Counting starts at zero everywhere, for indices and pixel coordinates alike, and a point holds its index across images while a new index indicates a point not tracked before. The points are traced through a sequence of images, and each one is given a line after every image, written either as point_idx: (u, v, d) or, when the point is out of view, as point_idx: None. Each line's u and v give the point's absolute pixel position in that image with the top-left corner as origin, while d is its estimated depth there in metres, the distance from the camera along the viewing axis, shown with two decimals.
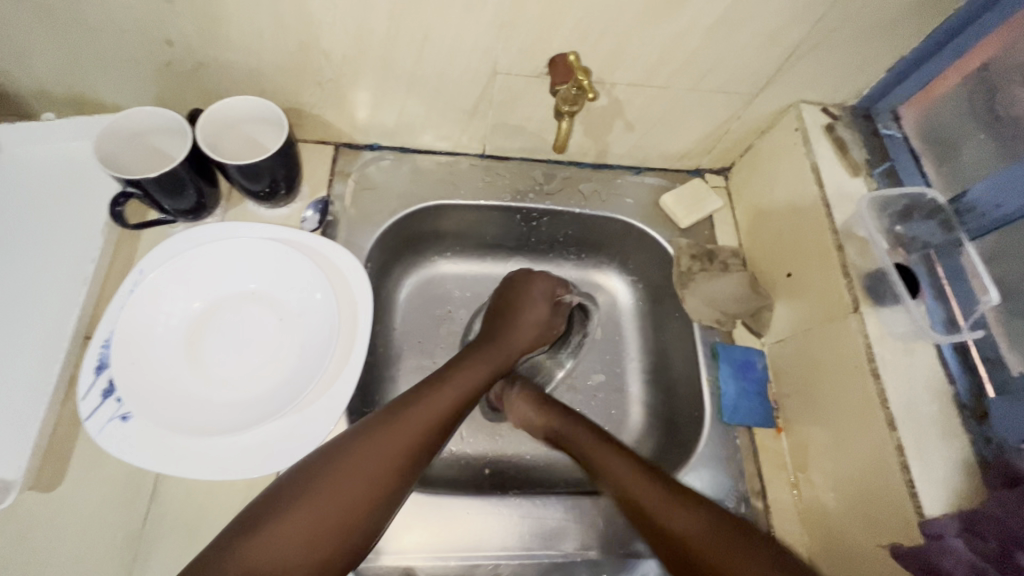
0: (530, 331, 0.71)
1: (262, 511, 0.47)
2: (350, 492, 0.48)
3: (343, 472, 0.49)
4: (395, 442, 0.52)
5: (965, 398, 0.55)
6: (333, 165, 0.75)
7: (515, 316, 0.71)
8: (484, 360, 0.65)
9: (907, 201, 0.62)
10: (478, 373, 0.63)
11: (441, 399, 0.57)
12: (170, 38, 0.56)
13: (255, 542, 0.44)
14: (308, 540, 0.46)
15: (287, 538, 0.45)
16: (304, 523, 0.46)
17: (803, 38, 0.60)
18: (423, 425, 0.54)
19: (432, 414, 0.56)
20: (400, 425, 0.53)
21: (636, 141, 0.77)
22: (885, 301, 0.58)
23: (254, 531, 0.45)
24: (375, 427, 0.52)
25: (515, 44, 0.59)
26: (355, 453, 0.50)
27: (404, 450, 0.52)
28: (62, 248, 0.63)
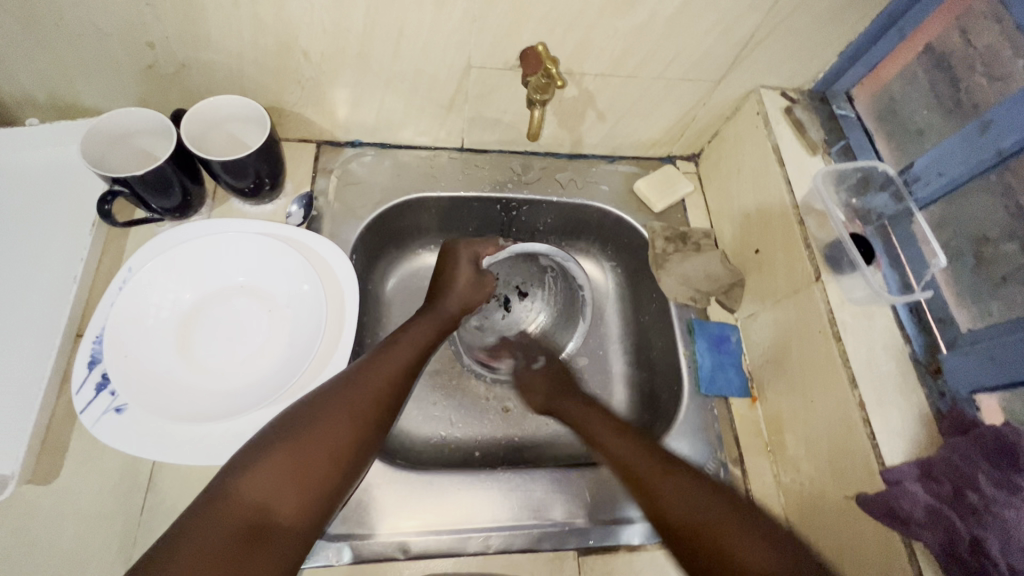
0: (475, 292, 0.73)
1: (253, 453, 0.48)
2: (334, 427, 0.51)
3: (327, 412, 0.52)
4: (371, 383, 0.56)
5: (920, 354, 0.59)
6: (315, 162, 0.77)
7: (448, 284, 0.72)
8: (428, 323, 0.67)
9: (861, 174, 0.66)
10: (424, 332, 0.66)
11: (403, 350, 0.62)
12: (152, 41, 0.58)
13: (250, 477, 0.46)
14: (300, 472, 0.48)
15: (278, 471, 0.47)
16: (294, 457, 0.48)
17: (757, 26, 0.63)
18: (392, 369, 0.59)
19: (396, 362, 0.60)
20: (373, 370, 0.58)
21: (608, 130, 0.80)
22: (843, 269, 0.62)
23: (248, 469, 0.47)
24: (351, 375, 0.56)
25: (486, 38, 0.62)
26: (337, 393, 0.54)
27: (379, 392, 0.56)
28: (51, 249, 0.64)
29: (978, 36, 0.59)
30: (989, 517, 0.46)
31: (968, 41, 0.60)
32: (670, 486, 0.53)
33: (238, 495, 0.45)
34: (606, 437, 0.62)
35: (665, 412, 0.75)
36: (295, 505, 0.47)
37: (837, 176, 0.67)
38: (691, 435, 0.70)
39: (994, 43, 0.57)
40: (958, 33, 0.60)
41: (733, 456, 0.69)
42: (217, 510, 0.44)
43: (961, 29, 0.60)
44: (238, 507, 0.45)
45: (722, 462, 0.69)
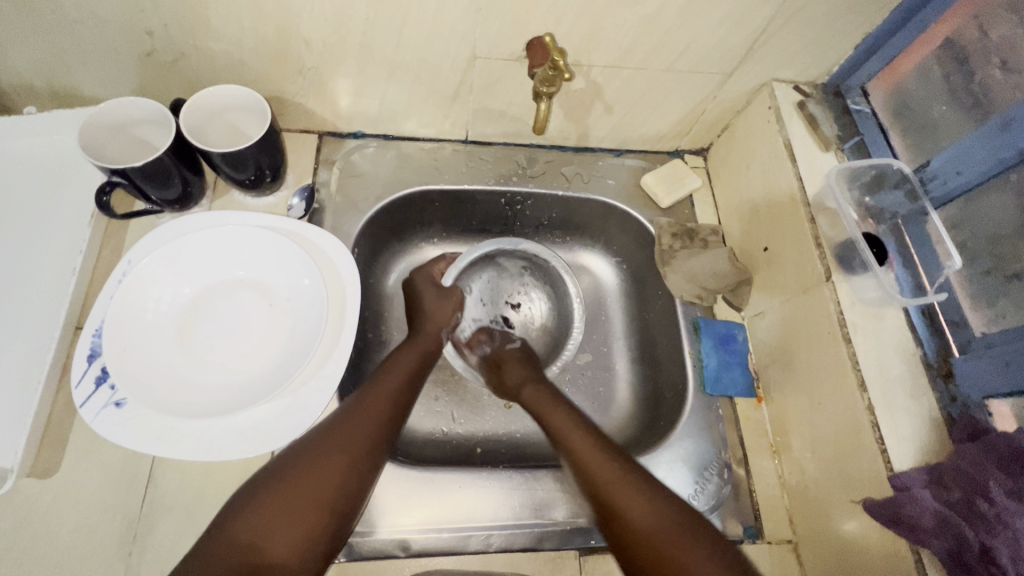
0: (444, 308, 0.71)
1: (245, 499, 0.50)
2: (321, 469, 0.52)
3: (317, 451, 0.53)
4: (363, 419, 0.57)
5: (931, 358, 0.57)
6: (318, 153, 0.76)
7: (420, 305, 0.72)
8: (411, 348, 0.67)
9: (875, 172, 0.64)
10: (408, 361, 0.65)
11: (393, 382, 0.62)
12: (151, 28, 0.57)
13: (244, 519, 0.49)
14: (287, 515, 0.49)
15: (267, 517, 0.49)
16: (279, 501, 0.50)
17: (771, 18, 0.61)
18: (382, 406, 0.59)
19: (384, 396, 0.60)
20: (365, 407, 0.58)
21: (616, 124, 0.79)
22: (855, 269, 0.61)
23: (243, 510, 0.49)
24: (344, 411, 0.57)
25: (492, 28, 0.60)
26: (328, 430, 0.55)
27: (367, 429, 0.56)
28: (50, 240, 0.64)
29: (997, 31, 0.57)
30: (1000, 526, 0.45)
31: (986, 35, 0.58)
32: (619, 488, 0.54)
33: (231, 537, 0.48)
34: (575, 439, 0.60)
35: (669, 411, 0.75)
36: (289, 550, 0.48)
37: (850, 174, 0.65)
38: (695, 435, 0.70)
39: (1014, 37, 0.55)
40: (976, 26, 0.59)
41: (737, 456, 0.69)
42: (209, 553, 0.47)
43: (979, 22, 0.58)
44: (230, 549, 0.47)
45: (726, 463, 0.68)
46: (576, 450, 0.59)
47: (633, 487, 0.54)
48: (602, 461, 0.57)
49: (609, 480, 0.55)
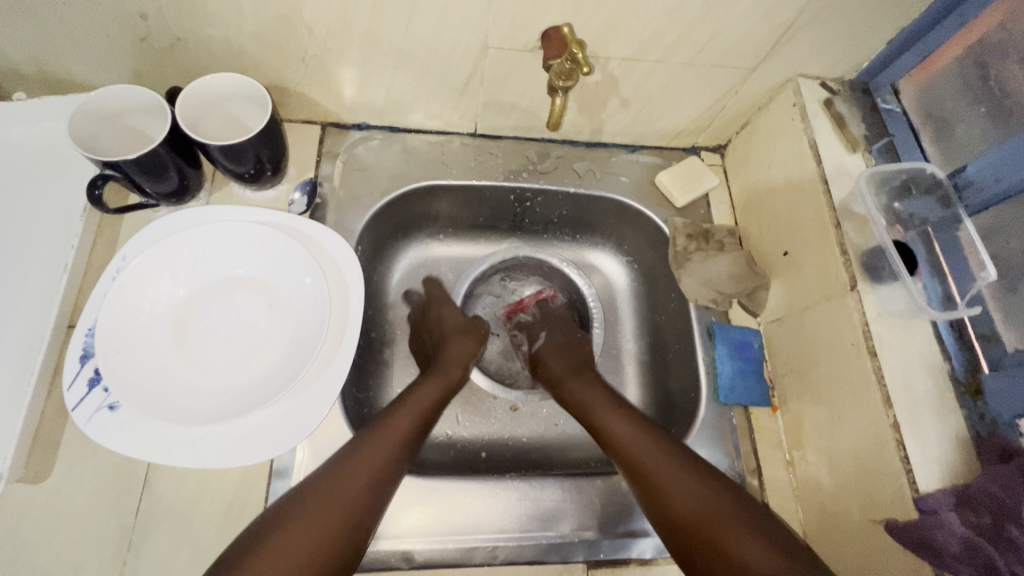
0: (464, 341, 0.74)
1: (261, 534, 0.49)
2: (338, 505, 0.51)
3: (339, 477, 0.53)
4: (385, 441, 0.57)
5: (960, 373, 0.55)
6: (320, 145, 0.73)
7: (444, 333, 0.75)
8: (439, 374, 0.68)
9: (907, 176, 0.61)
10: (431, 393, 0.65)
11: (404, 416, 0.60)
12: (144, 12, 0.54)
13: (263, 550, 0.47)
14: (305, 551, 0.48)
15: (285, 552, 0.47)
16: (299, 538, 0.48)
17: (801, 10, 0.58)
18: (395, 439, 0.58)
19: (399, 431, 0.59)
20: (378, 440, 0.57)
21: (632, 118, 0.75)
22: (883, 279, 0.58)
23: (261, 542, 0.48)
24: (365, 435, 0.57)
25: (506, 17, 0.57)
26: (350, 456, 0.55)
27: (389, 453, 0.56)
28: (41, 234, 0.61)
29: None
30: None
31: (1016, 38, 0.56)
32: (671, 480, 0.56)
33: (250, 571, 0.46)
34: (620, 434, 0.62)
35: (681, 418, 0.73)
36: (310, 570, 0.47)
37: (880, 178, 0.62)
38: (706, 444, 0.68)
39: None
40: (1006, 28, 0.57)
41: (750, 467, 0.67)
42: None
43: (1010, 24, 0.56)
44: None
45: (738, 473, 0.66)
46: (625, 447, 0.60)
47: (681, 475, 0.56)
48: (652, 453, 0.58)
49: (659, 472, 0.57)
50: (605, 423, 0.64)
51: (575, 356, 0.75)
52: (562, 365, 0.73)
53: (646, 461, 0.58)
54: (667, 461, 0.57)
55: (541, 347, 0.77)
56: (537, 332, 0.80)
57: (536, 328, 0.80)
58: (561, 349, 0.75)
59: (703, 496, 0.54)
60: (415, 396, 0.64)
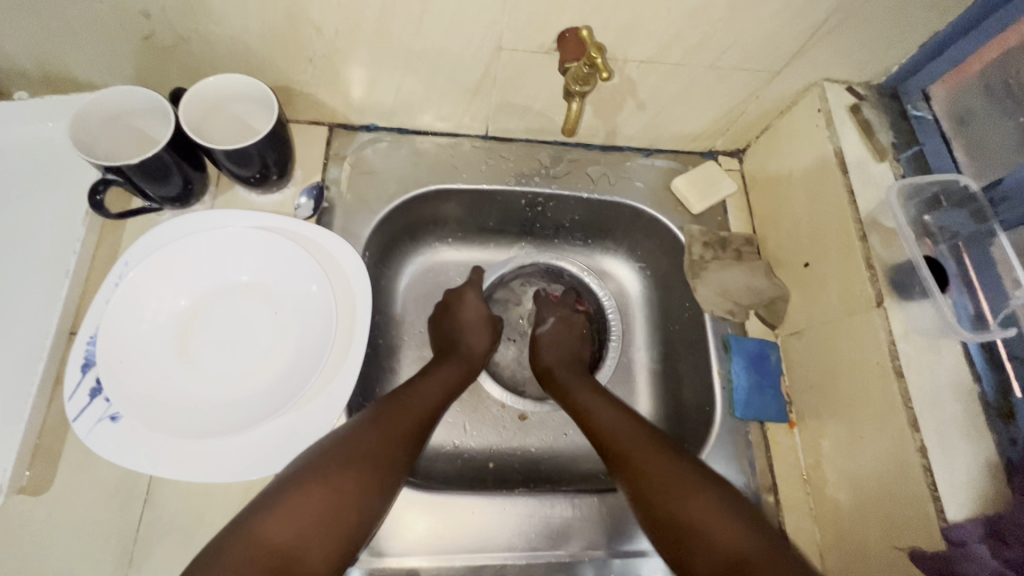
0: (480, 334, 0.73)
1: (280, 493, 0.48)
2: (362, 470, 0.51)
3: (354, 453, 0.52)
4: (399, 424, 0.57)
5: (990, 396, 0.53)
6: (328, 147, 0.71)
7: (459, 327, 0.73)
8: (454, 364, 0.68)
9: (938, 189, 0.59)
10: (454, 373, 0.67)
11: (426, 393, 0.62)
12: (147, 11, 0.52)
13: (275, 517, 0.46)
14: (327, 515, 0.48)
15: (307, 513, 0.47)
16: (322, 501, 0.48)
17: (831, 12, 0.55)
18: (415, 413, 0.59)
19: (419, 407, 0.60)
20: (399, 411, 0.58)
21: (648, 122, 0.73)
22: (913, 296, 0.56)
23: (273, 509, 0.47)
24: (379, 415, 0.56)
25: (521, 18, 0.55)
26: (364, 433, 0.54)
27: (403, 437, 0.56)
28: (43, 238, 0.60)
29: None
30: None
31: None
32: (661, 478, 0.54)
33: (261, 537, 0.45)
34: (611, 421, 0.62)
35: (694, 431, 0.71)
36: (319, 543, 0.46)
37: (911, 189, 0.59)
38: (721, 461, 0.66)
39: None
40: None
41: (766, 484, 0.65)
42: (236, 551, 0.44)
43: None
44: (260, 551, 0.44)
45: (754, 492, 0.65)
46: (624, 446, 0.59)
47: (673, 471, 0.55)
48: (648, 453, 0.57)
49: (651, 470, 0.55)
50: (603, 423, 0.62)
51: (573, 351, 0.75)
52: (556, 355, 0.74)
53: (640, 461, 0.56)
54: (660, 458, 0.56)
55: (543, 333, 0.76)
56: (545, 315, 0.78)
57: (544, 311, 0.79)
58: (563, 343, 0.75)
59: (694, 491, 0.53)
60: (437, 374, 0.65)
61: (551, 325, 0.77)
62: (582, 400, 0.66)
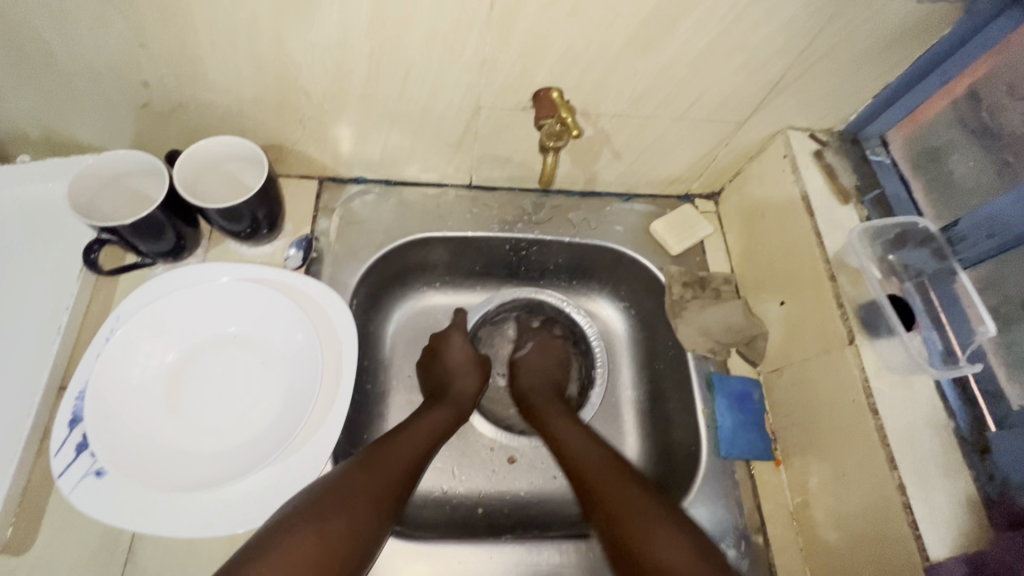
0: (470, 376, 0.74)
1: (271, 536, 0.48)
2: (354, 513, 0.52)
3: (345, 498, 0.52)
4: (389, 467, 0.57)
5: (965, 431, 0.54)
6: (317, 200, 0.74)
7: (449, 371, 0.74)
8: (443, 411, 0.68)
9: (898, 230, 0.61)
10: (443, 418, 0.67)
11: (417, 434, 0.63)
12: (146, 80, 0.55)
13: (266, 563, 0.46)
14: (320, 563, 0.48)
15: (297, 557, 0.47)
16: (314, 544, 0.48)
17: (788, 69, 0.59)
18: (407, 455, 0.60)
19: (410, 449, 0.61)
20: (389, 455, 0.59)
21: (625, 169, 0.76)
22: (880, 334, 0.57)
23: (264, 555, 0.46)
24: (370, 458, 0.57)
25: (498, 80, 0.58)
26: (355, 477, 0.54)
27: (394, 482, 0.57)
28: (38, 294, 0.61)
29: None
30: None
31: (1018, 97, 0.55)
32: (611, 485, 0.59)
33: None
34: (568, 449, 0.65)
35: (682, 472, 0.71)
36: None
37: (873, 232, 0.61)
38: (709, 501, 0.66)
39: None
40: (1008, 85, 0.56)
41: (754, 524, 0.65)
42: None
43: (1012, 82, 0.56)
44: None
45: (743, 533, 0.64)
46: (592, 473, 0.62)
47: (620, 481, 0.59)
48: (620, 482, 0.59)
49: (610, 495, 0.58)
50: (574, 448, 0.65)
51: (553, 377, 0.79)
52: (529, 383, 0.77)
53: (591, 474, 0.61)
54: (607, 470, 0.61)
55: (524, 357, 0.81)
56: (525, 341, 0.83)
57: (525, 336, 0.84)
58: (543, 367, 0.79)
59: (627, 496, 0.57)
60: (428, 417, 0.66)
61: (529, 350, 0.81)
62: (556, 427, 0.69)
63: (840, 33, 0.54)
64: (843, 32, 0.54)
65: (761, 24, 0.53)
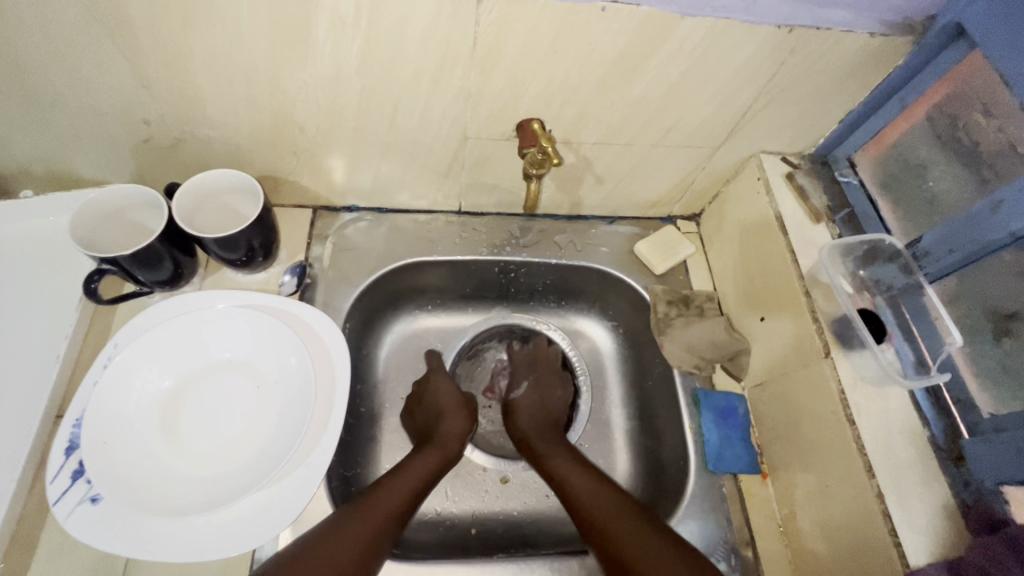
0: (457, 417, 0.74)
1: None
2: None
3: (320, 560, 0.52)
4: (370, 523, 0.57)
5: (940, 439, 0.56)
6: (311, 228, 0.77)
7: (436, 411, 0.74)
8: (432, 457, 0.68)
9: (867, 247, 0.65)
10: (429, 463, 0.67)
11: (395, 490, 0.61)
12: (147, 118, 0.58)
13: None
14: None
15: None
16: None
17: (755, 98, 0.63)
18: (385, 512, 0.58)
19: (391, 504, 0.60)
20: (373, 508, 0.58)
21: (608, 193, 0.79)
22: (853, 346, 0.60)
23: None
24: (353, 511, 0.57)
25: (482, 112, 0.62)
26: (332, 535, 0.54)
27: (372, 536, 0.56)
28: (38, 324, 0.63)
29: (1002, 111, 0.54)
30: None
31: (990, 117, 0.56)
32: (623, 527, 0.58)
33: None
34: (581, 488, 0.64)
35: (671, 488, 0.72)
36: None
37: (843, 249, 0.66)
38: (698, 515, 0.67)
39: (1016, 122, 0.53)
40: (979, 105, 0.56)
41: (743, 538, 0.66)
42: None
43: (983, 102, 0.56)
44: None
45: (733, 546, 0.65)
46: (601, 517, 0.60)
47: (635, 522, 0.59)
48: (630, 525, 0.59)
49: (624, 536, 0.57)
50: (580, 493, 0.64)
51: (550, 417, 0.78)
52: (530, 423, 0.76)
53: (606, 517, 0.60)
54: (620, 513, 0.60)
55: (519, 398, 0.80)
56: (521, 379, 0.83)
57: (520, 374, 0.84)
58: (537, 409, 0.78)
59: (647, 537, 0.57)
60: (412, 466, 0.65)
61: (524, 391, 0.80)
62: (554, 460, 0.69)
63: (801, 65, 0.58)
64: (803, 64, 0.58)
65: (726, 58, 0.56)
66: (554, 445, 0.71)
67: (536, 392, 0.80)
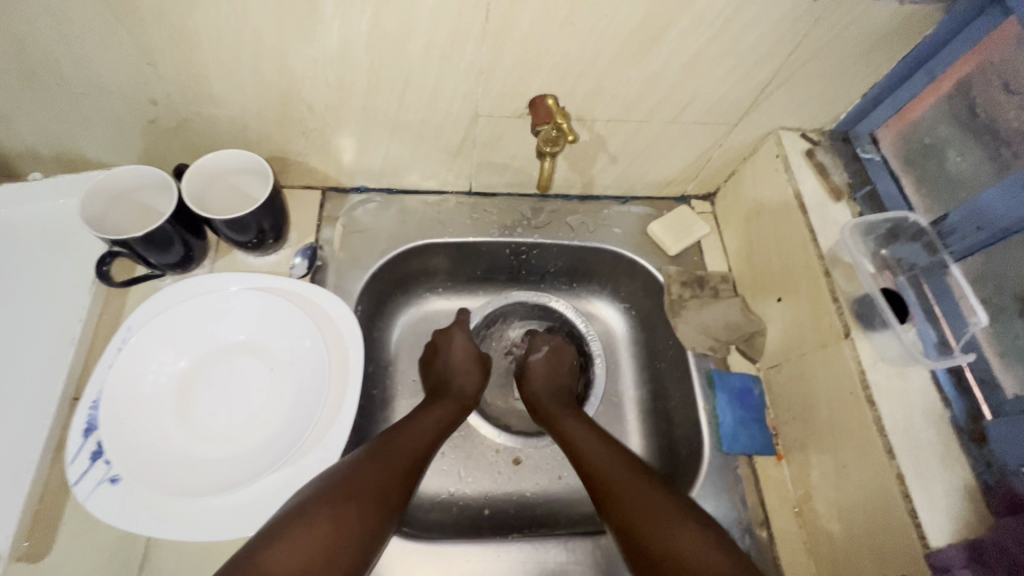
0: (472, 373, 0.75)
1: (284, 525, 0.50)
2: (365, 501, 0.54)
3: (358, 484, 0.54)
4: (398, 458, 0.59)
5: (961, 420, 0.55)
6: (321, 210, 0.76)
7: (450, 368, 0.75)
8: (449, 407, 0.69)
9: (890, 225, 0.64)
10: (449, 414, 0.69)
11: (419, 434, 0.64)
12: (154, 98, 0.57)
13: (286, 541, 0.49)
14: (335, 540, 0.50)
15: (316, 541, 0.49)
16: (331, 528, 0.51)
17: (776, 72, 0.61)
18: (413, 450, 0.61)
19: (416, 443, 0.62)
20: (399, 444, 0.61)
21: (622, 172, 0.77)
22: (875, 326, 0.59)
23: (282, 537, 0.49)
24: (381, 446, 0.60)
25: (494, 88, 0.60)
26: (365, 462, 0.57)
27: (404, 469, 0.59)
28: (52, 305, 0.63)
29: None
30: None
31: (1011, 94, 0.55)
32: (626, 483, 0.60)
33: (275, 556, 0.48)
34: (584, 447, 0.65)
35: (684, 469, 0.72)
36: (323, 557, 0.49)
37: (867, 227, 0.64)
38: (712, 497, 0.67)
39: None
40: (999, 81, 0.56)
41: (758, 518, 0.66)
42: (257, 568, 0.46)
43: (1003, 78, 0.56)
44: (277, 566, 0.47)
45: (747, 528, 0.65)
46: (610, 490, 0.60)
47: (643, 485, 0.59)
48: (637, 491, 0.59)
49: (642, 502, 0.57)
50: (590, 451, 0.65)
51: (562, 385, 0.77)
52: (544, 387, 0.76)
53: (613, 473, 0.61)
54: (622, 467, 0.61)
55: (535, 362, 0.78)
56: (539, 345, 0.81)
57: (538, 340, 0.82)
58: (552, 374, 0.77)
59: (665, 502, 0.57)
60: (431, 413, 0.67)
61: (541, 355, 0.79)
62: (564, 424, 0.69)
63: (825, 34, 0.56)
64: (828, 34, 0.56)
65: (747, 28, 0.54)
66: (569, 411, 0.71)
67: (553, 358, 0.79)
